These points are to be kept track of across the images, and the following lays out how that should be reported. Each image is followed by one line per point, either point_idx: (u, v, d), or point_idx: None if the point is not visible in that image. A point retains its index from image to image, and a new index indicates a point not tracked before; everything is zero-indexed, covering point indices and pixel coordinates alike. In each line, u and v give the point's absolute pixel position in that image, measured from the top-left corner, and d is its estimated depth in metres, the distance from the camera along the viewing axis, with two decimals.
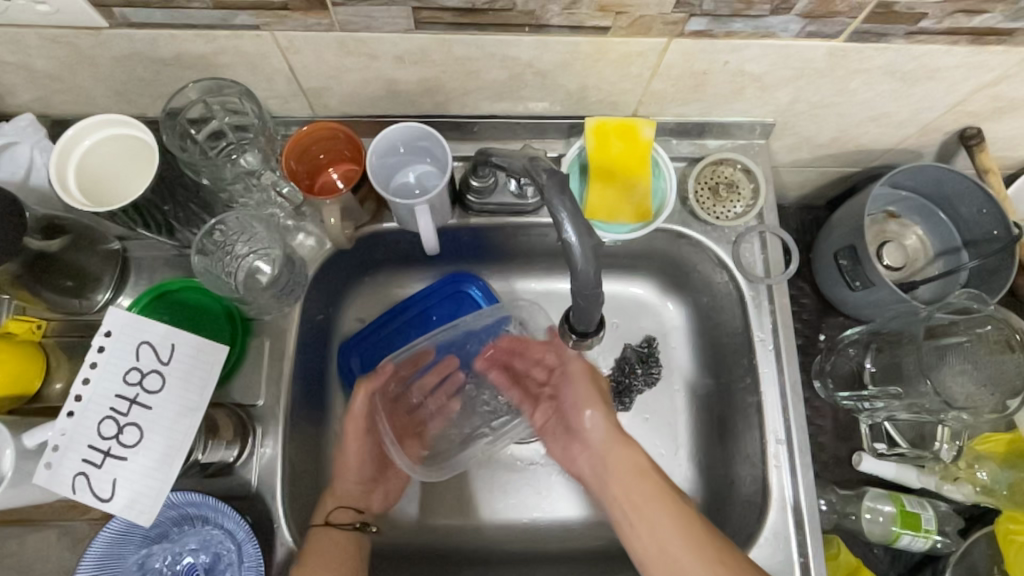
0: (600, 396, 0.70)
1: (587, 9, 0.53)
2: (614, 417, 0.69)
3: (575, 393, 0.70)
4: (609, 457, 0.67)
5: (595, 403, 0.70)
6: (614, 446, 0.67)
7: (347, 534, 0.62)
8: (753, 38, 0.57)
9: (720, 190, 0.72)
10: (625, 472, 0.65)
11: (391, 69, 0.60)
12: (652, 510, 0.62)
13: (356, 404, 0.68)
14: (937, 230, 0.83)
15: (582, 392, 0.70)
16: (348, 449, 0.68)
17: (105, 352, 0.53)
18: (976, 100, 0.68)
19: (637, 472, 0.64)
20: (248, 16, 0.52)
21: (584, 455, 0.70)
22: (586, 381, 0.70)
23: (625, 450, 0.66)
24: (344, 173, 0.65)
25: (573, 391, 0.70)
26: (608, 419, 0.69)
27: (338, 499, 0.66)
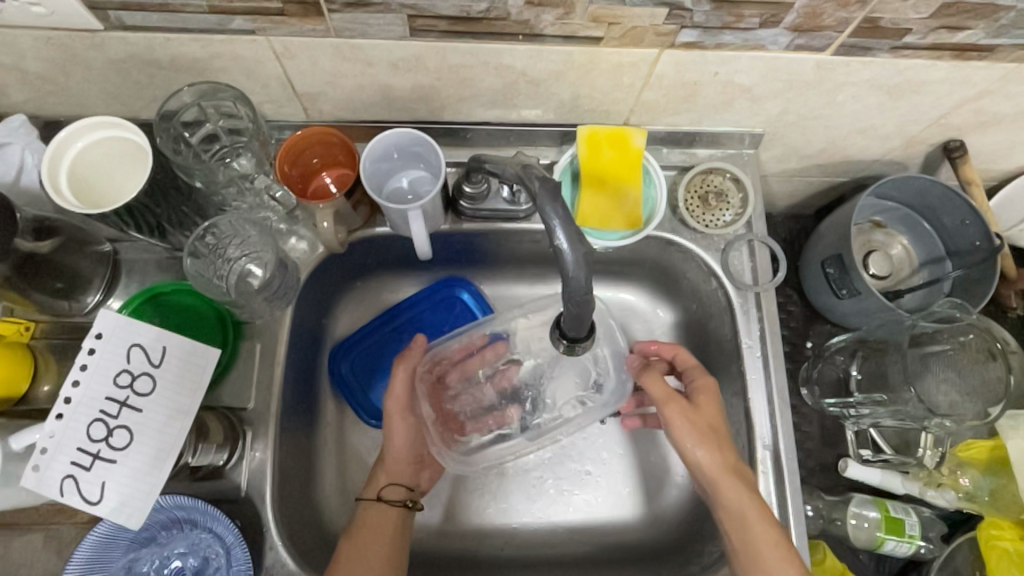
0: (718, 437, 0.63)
1: (580, 19, 0.53)
2: (726, 449, 0.62)
3: (702, 410, 0.64)
4: (743, 496, 0.60)
5: (700, 441, 0.62)
6: (742, 485, 0.61)
7: (391, 511, 0.65)
8: (743, 50, 0.58)
9: (709, 198, 0.73)
10: (758, 515, 0.59)
11: (386, 75, 0.60)
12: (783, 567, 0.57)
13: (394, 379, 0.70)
14: (922, 240, 0.85)
15: (710, 409, 0.64)
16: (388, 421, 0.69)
17: (95, 354, 0.52)
18: (959, 113, 0.69)
19: (761, 511, 0.60)
20: (244, 22, 0.53)
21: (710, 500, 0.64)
22: (683, 420, 0.63)
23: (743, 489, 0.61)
24: (337, 176, 0.65)
25: (694, 423, 0.63)
26: (719, 457, 0.62)
27: (390, 476, 0.68)
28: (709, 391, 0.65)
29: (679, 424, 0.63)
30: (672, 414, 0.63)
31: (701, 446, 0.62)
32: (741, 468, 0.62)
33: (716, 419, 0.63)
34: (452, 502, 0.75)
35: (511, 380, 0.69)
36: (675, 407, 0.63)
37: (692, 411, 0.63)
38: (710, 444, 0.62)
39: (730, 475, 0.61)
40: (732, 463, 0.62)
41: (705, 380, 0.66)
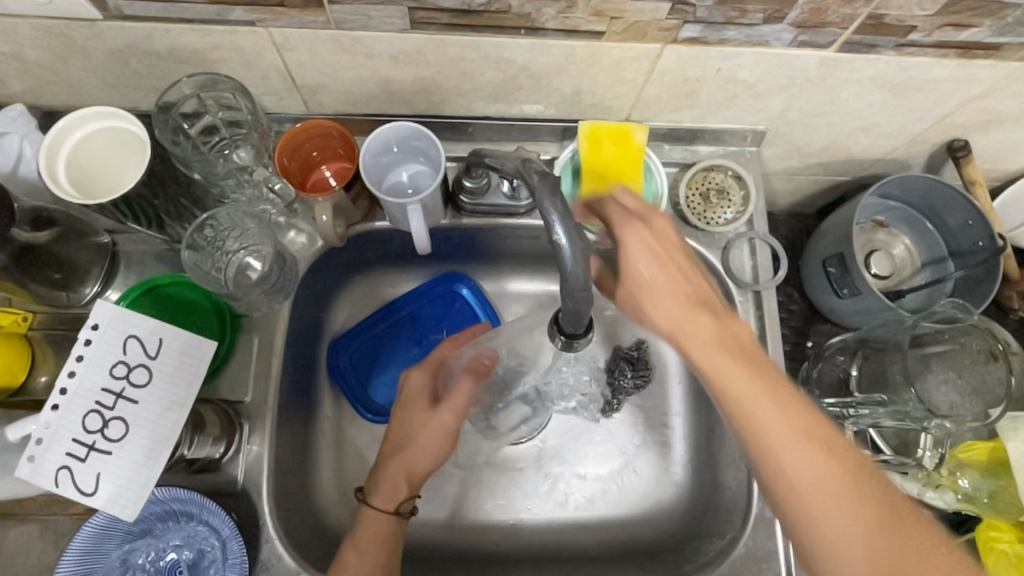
0: (677, 296, 0.50)
1: (582, 13, 0.53)
2: (682, 283, 0.50)
3: (657, 309, 0.50)
4: (724, 365, 0.47)
5: (667, 320, 0.50)
6: (717, 355, 0.47)
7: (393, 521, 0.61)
8: (746, 46, 0.57)
9: (710, 195, 0.72)
10: (751, 392, 0.46)
11: (386, 68, 0.60)
12: (766, 423, 0.45)
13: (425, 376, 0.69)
14: (924, 240, 0.84)
15: (661, 278, 0.50)
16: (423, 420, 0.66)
17: (91, 345, 0.52)
18: (963, 112, 0.69)
19: (779, 414, 0.45)
20: (243, 12, 0.52)
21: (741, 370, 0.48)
22: (648, 302, 0.51)
23: (739, 364, 0.47)
24: (338, 171, 0.65)
25: (664, 297, 0.50)
26: (682, 317, 0.49)
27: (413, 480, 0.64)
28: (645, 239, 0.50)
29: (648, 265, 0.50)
30: (634, 239, 0.51)
31: (637, 224, 0.51)
32: (748, 348, 0.48)
33: (682, 299, 0.50)
34: (449, 498, 0.75)
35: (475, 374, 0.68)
36: (628, 225, 0.51)
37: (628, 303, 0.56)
38: (687, 304, 0.49)
39: (683, 337, 0.49)
40: (705, 326, 0.48)
41: (658, 222, 0.52)
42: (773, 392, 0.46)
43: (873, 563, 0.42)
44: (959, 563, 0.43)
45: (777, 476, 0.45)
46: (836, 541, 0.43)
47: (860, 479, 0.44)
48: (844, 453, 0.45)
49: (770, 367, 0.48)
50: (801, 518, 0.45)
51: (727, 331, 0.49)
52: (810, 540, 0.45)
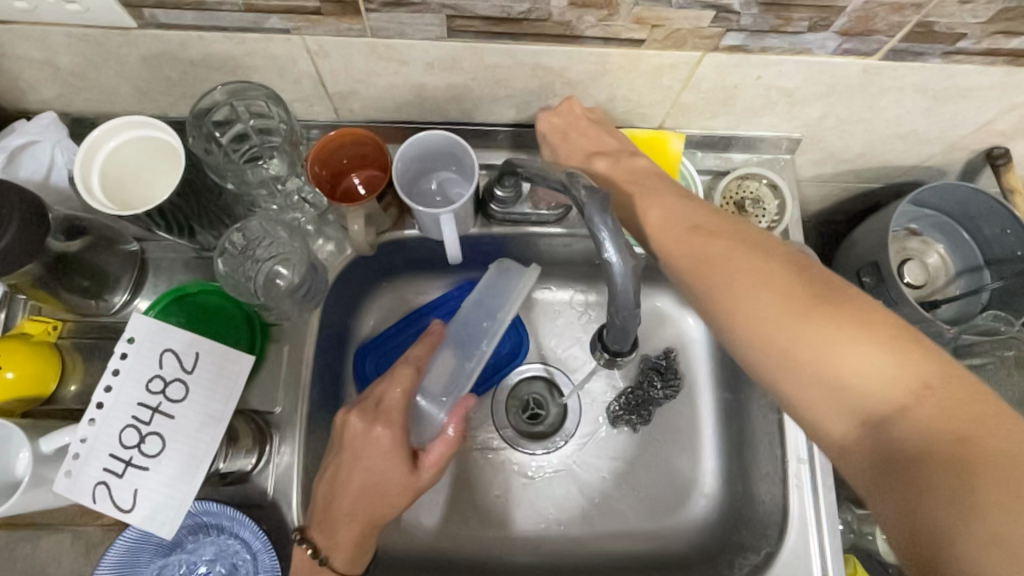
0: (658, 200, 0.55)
1: (623, 21, 0.52)
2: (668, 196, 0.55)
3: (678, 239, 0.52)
4: (732, 275, 0.48)
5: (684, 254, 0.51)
6: (721, 258, 0.49)
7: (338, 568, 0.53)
8: (788, 53, 0.56)
9: (745, 204, 0.70)
10: (745, 283, 0.47)
11: (420, 75, 0.59)
12: (761, 304, 0.46)
13: (388, 427, 0.54)
14: (959, 249, 0.83)
15: (680, 218, 0.53)
16: (387, 474, 0.53)
17: (128, 359, 0.52)
18: (1006, 120, 0.67)
19: (756, 270, 0.47)
20: (280, 20, 0.52)
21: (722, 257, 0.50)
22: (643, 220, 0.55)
23: (748, 269, 0.47)
24: (367, 178, 0.64)
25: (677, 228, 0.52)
26: (685, 229, 0.52)
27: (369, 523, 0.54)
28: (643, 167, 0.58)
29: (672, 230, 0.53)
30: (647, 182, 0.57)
31: (606, 166, 0.59)
32: (724, 230, 0.51)
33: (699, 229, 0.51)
34: (475, 509, 0.74)
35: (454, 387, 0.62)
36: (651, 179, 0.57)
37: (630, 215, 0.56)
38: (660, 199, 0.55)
39: (694, 247, 0.51)
40: (715, 254, 0.49)
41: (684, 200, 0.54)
42: (759, 260, 0.48)
43: (899, 402, 0.40)
44: (926, 363, 0.41)
45: (773, 347, 0.45)
46: (825, 402, 0.43)
47: (873, 326, 0.42)
48: (840, 306, 0.43)
49: (757, 241, 0.49)
50: (800, 387, 0.44)
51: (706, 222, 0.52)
52: (811, 388, 0.43)
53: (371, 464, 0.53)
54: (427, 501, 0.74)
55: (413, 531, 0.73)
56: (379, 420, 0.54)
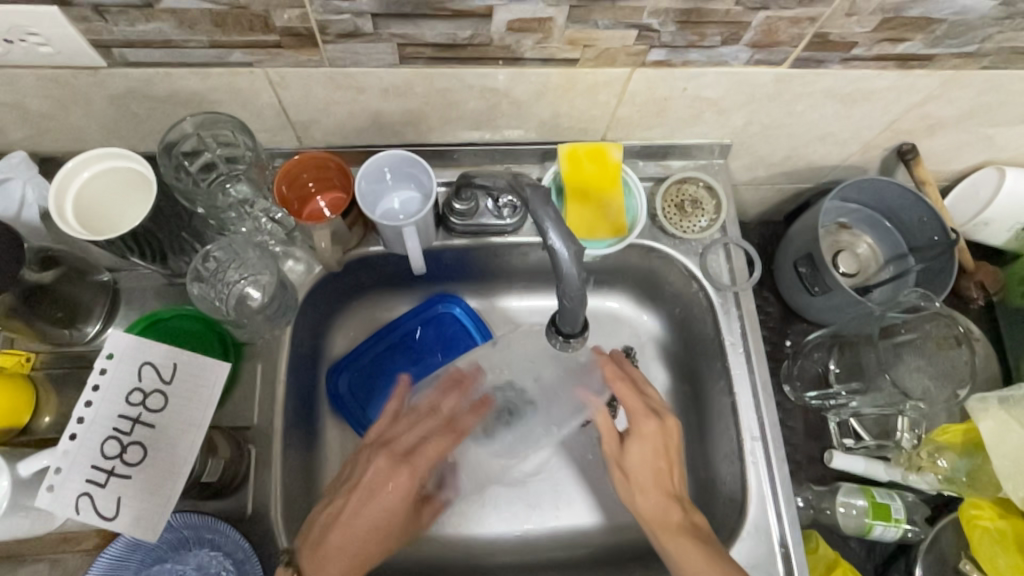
0: (650, 446, 0.67)
1: (558, 42, 0.58)
2: (660, 436, 0.67)
3: (632, 455, 0.67)
4: (688, 547, 0.62)
5: (638, 483, 0.66)
6: (684, 535, 0.62)
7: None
8: (708, 66, 0.63)
9: (685, 205, 0.77)
10: (702, 567, 0.60)
11: (376, 101, 0.64)
12: (688, 545, 0.62)
13: (401, 482, 0.63)
14: (885, 239, 0.90)
15: (643, 451, 0.67)
16: (387, 517, 0.63)
17: (108, 373, 0.54)
18: (908, 118, 0.75)
19: (699, 548, 0.61)
20: (242, 54, 0.56)
21: (681, 540, 0.62)
22: (643, 440, 0.67)
23: (688, 542, 0.62)
24: (332, 201, 0.68)
25: (641, 480, 0.66)
26: (664, 508, 0.65)
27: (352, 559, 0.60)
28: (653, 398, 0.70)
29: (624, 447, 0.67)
30: (642, 426, 0.67)
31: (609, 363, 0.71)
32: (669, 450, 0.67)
33: (658, 463, 0.66)
34: (451, 513, 0.76)
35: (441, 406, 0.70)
36: (649, 417, 0.67)
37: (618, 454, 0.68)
38: (646, 413, 0.67)
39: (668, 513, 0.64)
40: (653, 495, 0.65)
41: (649, 426, 0.67)
42: (684, 534, 0.63)
43: None
44: None
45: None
46: None
47: None
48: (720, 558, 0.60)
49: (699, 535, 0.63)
50: None
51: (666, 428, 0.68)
52: None
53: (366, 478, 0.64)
54: None
55: None
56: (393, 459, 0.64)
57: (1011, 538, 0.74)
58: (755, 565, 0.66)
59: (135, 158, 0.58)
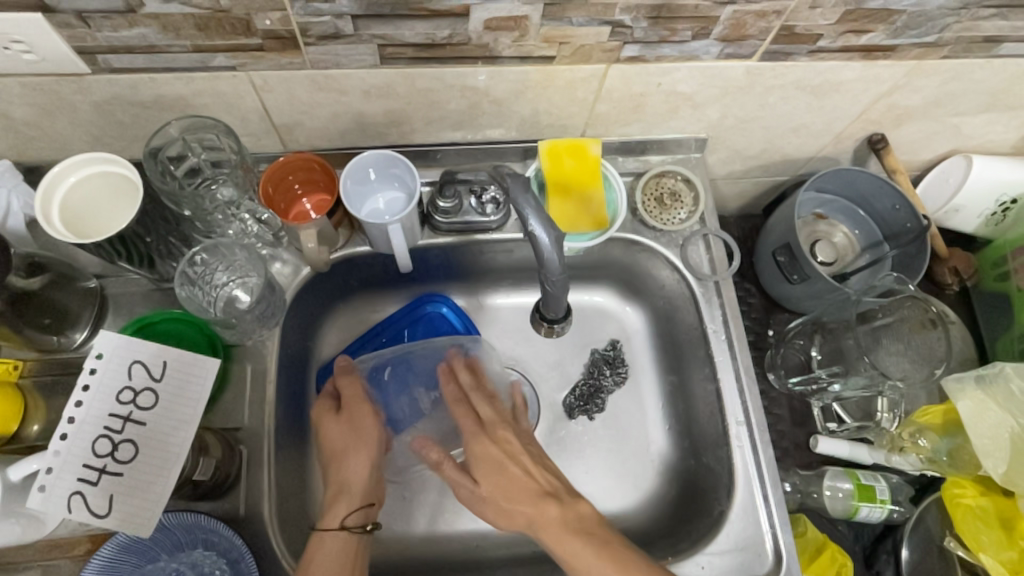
0: (484, 458, 0.66)
1: (534, 40, 0.59)
2: (483, 446, 0.67)
3: (478, 473, 0.66)
4: (570, 543, 0.60)
5: (491, 502, 0.65)
6: (563, 530, 0.60)
7: (353, 539, 0.62)
8: (680, 61, 0.65)
9: (664, 199, 0.79)
10: (592, 560, 0.58)
11: (359, 102, 0.65)
12: (564, 536, 0.60)
13: (371, 422, 0.69)
14: (860, 227, 0.93)
15: (485, 467, 0.66)
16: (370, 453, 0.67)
17: (98, 373, 0.54)
18: (877, 108, 0.77)
19: (575, 534, 0.60)
20: (225, 58, 0.57)
21: (557, 528, 0.61)
22: (477, 454, 0.66)
23: (572, 539, 0.60)
24: (316, 203, 0.69)
25: (505, 496, 0.64)
26: (534, 510, 0.63)
27: (352, 501, 0.65)
28: (473, 412, 0.70)
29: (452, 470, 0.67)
30: (478, 450, 0.67)
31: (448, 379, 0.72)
32: (496, 453, 0.66)
33: (500, 473, 0.65)
34: (444, 509, 0.77)
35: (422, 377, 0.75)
36: (478, 439, 0.67)
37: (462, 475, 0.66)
38: (474, 430, 0.68)
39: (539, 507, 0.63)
40: (520, 501, 0.63)
41: (479, 444, 0.67)
42: (564, 527, 0.61)
43: None
44: None
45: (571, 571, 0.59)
46: None
47: None
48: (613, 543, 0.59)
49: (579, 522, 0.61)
50: None
51: (496, 441, 0.67)
52: None
53: (331, 438, 0.67)
54: (399, 509, 0.77)
55: (388, 539, 0.75)
56: (353, 414, 0.68)
57: (994, 513, 0.76)
58: (745, 546, 0.67)
59: (124, 165, 0.59)
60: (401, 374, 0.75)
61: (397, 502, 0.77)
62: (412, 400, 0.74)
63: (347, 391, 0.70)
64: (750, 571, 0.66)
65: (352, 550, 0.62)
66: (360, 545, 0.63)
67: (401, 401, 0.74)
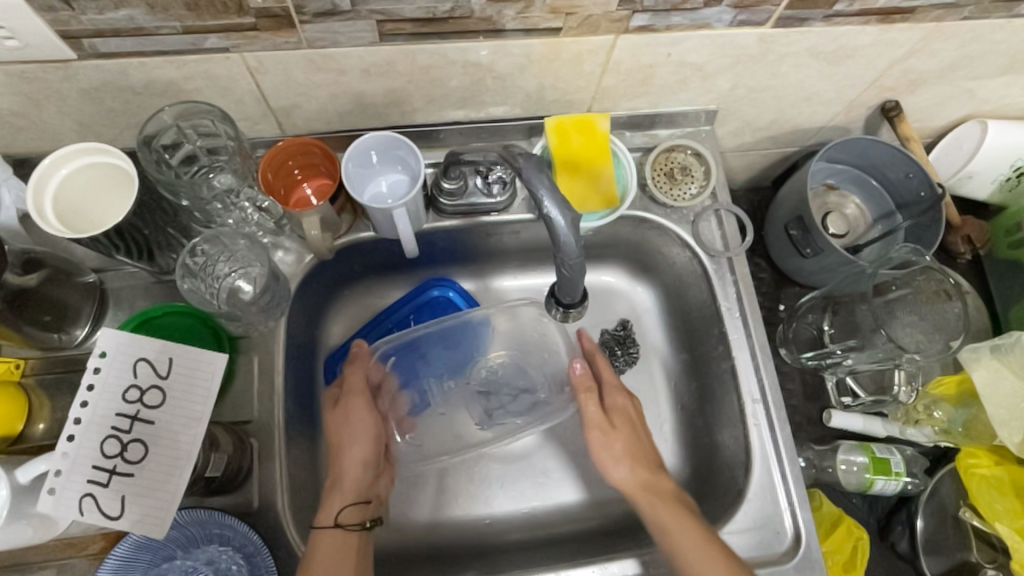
0: (625, 417, 0.68)
1: (539, 11, 0.57)
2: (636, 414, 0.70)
3: (616, 424, 0.68)
4: (682, 516, 0.61)
5: (621, 458, 0.66)
6: (675, 501, 0.62)
7: (352, 535, 0.60)
8: (691, 29, 0.62)
9: (675, 173, 0.77)
10: (697, 538, 0.59)
11: (358, 82, 0.63)
12: (678, 512, 0.61)
13: (368, 418, 0.67)
14: (872, 198, 0.91)
15: (622, 423, 0.68)
16: (362, 448, 0.66)
17: (101, 372, 0.53)
18: (892, 74, 0.75)
19: (685, 514, 0.61)
20: (217, 39, 0.54)
21: (668, 496, 0.63)
22: (619, 407, 0.69)
23: (677, 510, 0.61)
24: (318, 188, 0.67)
25: (631, 454, 0.66)
26: (650, 476, 0.65)
27: (345, 497, 0.63)
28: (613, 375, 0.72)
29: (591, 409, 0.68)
30: (618, 402, 0.69)
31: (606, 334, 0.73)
32: (636, 423, 0.69)
33: (633, 435, 0.68)
34: (458, 494, 0.77)
35: (432, 373, 0.75)
36: (616, 394, 0.70)
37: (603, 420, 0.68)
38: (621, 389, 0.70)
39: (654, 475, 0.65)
40: (645, 469, 0.65)
41: (620, 402, 0.69)
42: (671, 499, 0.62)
43: None
44: None
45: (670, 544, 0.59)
46: None
47: None
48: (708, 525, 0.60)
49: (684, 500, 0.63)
50: None
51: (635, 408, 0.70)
52: None
53: (336, 429, 0.66)
54: (414, 494, 0.76)
55: (405, 525, 0.75)
56: (354, 406, 0.67)
57: (1008, 483, 0.76)
58: (764, 525, 0.66)
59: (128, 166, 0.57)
60: (409, 364, 0.74)
61: (411, 489, 0.76)
62: (426, 391, 0.74)
63: (352, 379, 0.68)
64: (769, 549, 0.66)
65: (352, 547, 0.60)
66: (361, 542, 0.61)
67: (411, 392, 0.74)
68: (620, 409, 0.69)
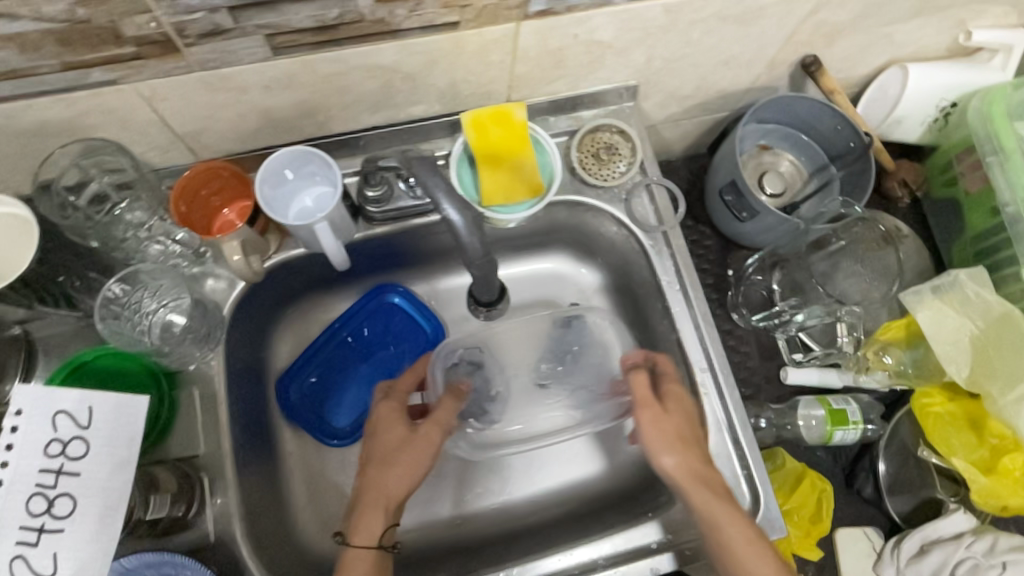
0: (687, 415, 0.63)
1: (433, 7, 0.55)
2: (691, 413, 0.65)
3: (674, 416, 0.62)
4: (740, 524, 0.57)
5: (673, 446, 0.61)
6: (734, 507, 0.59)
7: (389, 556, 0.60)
8: (593, 8, 0.61)
9: (601, 153, 0.77)
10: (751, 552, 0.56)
11: (262, 98, 0.61)
12: (736, 517, 0.58)
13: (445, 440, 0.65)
14: (805, 153, 0.91)
15: (679, 416, 0.63)
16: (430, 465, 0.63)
17: (19, 430, 0.51)
18: (806, 29, 0.75)
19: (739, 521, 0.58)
20: (102, 72, 0.52)
21: (724, 504, 0.58)
22: (678, 400, 0.64)
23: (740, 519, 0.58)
24: (239, 210, 0.65)
25: (691, 451, 0.61)
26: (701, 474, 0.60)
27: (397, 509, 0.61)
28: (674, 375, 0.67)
29: (643, 390, 0.63)
30: (677, 394, 0.64)
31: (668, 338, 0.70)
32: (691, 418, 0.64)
33: (687, 429, 0.63)
34: (425, 498, 0.77)
35: None
36: (673, 386, 0.65)
37: (663, 411, 0.62)
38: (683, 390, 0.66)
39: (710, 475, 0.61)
40: (694, 459, 0.61)
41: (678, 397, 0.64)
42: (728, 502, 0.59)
43: None
44: None
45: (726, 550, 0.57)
46: None
47: None
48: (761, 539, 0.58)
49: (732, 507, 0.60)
50: None
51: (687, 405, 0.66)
52: None
53: (415, 449, 0.62)
54: None
55: None
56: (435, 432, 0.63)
57: (962, 416, 0.78)
58: None
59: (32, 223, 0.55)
60: None
61: None
62: None
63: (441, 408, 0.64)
64: None
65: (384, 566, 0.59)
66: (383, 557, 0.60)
67: None
68: (681, 404, 0.64)
